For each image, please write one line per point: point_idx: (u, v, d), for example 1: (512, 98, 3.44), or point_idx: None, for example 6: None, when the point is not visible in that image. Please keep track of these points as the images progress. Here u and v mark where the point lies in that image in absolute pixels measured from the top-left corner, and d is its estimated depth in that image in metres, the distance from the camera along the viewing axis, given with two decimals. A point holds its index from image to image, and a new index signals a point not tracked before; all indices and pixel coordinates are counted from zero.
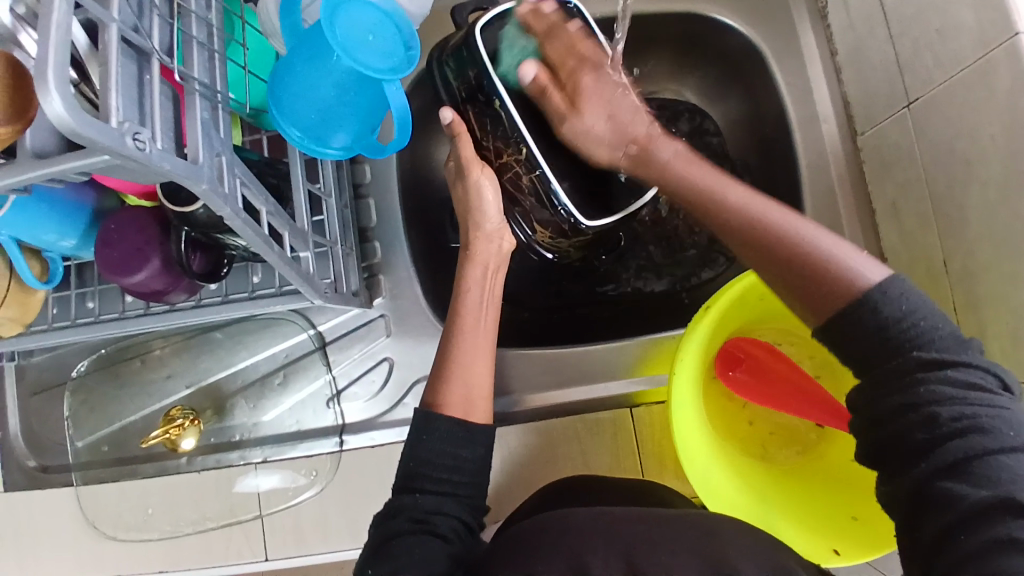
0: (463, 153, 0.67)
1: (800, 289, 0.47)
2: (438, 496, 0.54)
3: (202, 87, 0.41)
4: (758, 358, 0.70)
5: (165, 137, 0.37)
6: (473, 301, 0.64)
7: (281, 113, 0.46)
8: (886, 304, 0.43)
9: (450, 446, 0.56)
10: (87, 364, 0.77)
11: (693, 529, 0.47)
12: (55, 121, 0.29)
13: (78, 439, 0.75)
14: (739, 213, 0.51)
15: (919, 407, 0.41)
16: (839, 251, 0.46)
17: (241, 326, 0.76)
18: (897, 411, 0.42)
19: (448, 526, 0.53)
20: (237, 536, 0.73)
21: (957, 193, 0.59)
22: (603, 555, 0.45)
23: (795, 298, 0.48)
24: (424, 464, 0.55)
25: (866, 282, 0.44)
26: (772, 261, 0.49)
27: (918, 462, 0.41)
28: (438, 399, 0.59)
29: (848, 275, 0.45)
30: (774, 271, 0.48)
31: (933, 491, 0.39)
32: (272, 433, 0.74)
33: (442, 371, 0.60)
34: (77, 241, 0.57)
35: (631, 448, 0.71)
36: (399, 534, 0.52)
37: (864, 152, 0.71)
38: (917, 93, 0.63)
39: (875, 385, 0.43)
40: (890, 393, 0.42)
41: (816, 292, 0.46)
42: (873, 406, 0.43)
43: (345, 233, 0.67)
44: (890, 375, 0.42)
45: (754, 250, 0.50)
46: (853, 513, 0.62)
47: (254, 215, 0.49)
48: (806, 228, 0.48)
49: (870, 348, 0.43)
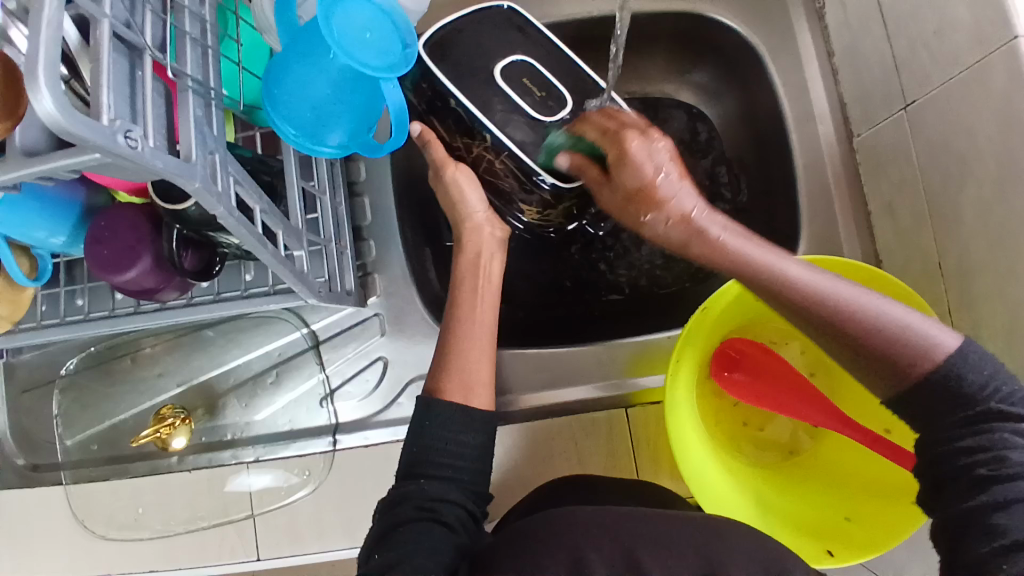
0: (436, 155, 0.68)
1: (875, 367, 0.45)
2: (444, 482, 0.54)
3: (196, 84, 0.40)
4: (750, 356, 0.71)
5: (158, 135, 0.36)
6: (469, 298, 0.65)
7: (275, 110, 0.45)
8: (966, 370, 0.43)
9: (451, 432, 0.56)
10: (77, 361, 0.76)
11: (693, 530, 0.46)
12: (46, 119, 0.28)
13: (67, 438, 0.75)
14: (809, 301, 0.46)
15: (984, 450, 0.42)
16: (914, 321, 0.44)
17: (233, 324, 0.75)
18: (959, 452, 0.43)
19: (453, 513, 0.52)
20: (230, 535, 0.73)
21: (952, 192, 0.60)
22: (604, 553, 0.44)
23: (867, 374, 0.46)
24: (428, 451, 0.55)
25: (947, 350, 0.44)
26: (848, 346, 0.46)
27: (977, 493, 0.42)
28: (437, 385, 0.59)
29: (925, 348, 0.44)
30: (845, 353, 0.46)
31: (982, 519, 0.41)
32: (266, 432, 0.74)
33: (441, 364, 0.61)
34: (67, 238, 0.56)
35: (627, 448, 0.71)
36: (405, 520, 0.51)
37: (860, 153, 0.71)
38: (914, 94, 0.63)
39: (935, 431, 0.44)
40: (958, 433, 0.43)
41: (892, 368, 0.45)
42: (939, 445, 0.44)
43: (339, 231, 0.66)
44: (955, 419, 0.44)
45: (829, 335, 0.46)
46: (847, 514, 0.63)
47: (247, 212, 0.49)
48: (876, 302, 0.45)
49: (932, 409, 0.44)
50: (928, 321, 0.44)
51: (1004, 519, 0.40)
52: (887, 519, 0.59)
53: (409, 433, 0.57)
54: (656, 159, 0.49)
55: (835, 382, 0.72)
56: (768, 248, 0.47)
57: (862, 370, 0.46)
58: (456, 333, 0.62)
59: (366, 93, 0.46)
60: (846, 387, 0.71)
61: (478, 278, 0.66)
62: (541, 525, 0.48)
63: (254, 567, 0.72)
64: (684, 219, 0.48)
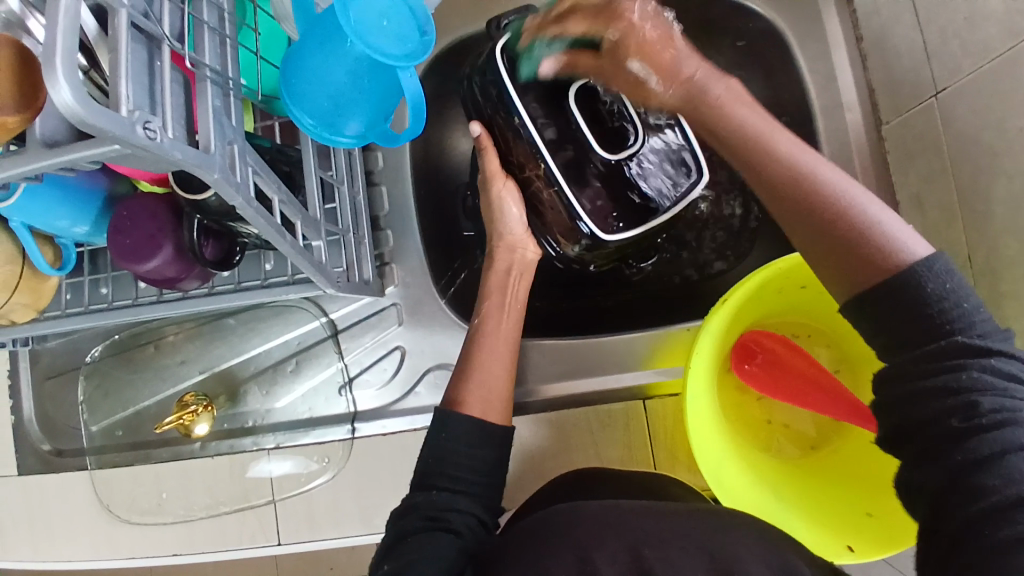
0: (489, 166, 0.67)
1: (834, 253, 0.45)
2: (455, 494, 0.54)
3: (213, 74, 0.40)
4: (777, 352, 0.69)
5: (176, 126, 0.36)
6: (493, 308, 0.65)
7: (295, 101, 0.46)
8: (928, 282, 0.42)
9: (467, 445, 0.56)
10: (102, 348, 0.77)
11: (708, 527, 0.46)
12: (63, 110, 0.28)
13: (93, 423, 0.77)
14: (793, 174, 0.48)
15: (959, 392, 0.40)
16: (881, 218, 0.45)
17: (254, 312, 0.76)
18: (933, 395, 0.41)
19: (462, 521, 0.53)
20: (251, 519, 0.74)
21: (982, 187, 0.58)
22: (610, 551, 0.44)
23: (827, 267, 0.46)
24: (438, 463, 0.55)
25: (910, 256, 0.43)
26: (818, 234, 0.46)
27: (954, 446, 0.39)
28: (457, 397, 0.59)
29: (886, 244, 0.44)
30: (812, 237, 0.47)
31: (965, 478, 0.39)
32: (285, 419, 0.74)
33: (463, 373, 0.61)
34: (90, 227, 0.57)
35: (643, 440, 0.70)
36: (412, 531, 0.52)
37: (889, 141, 0.69)
38: (945, 82, 0.61)
39: (897, 360, 0.43)
40: (923, 375, 0.42)
41: (850, 257, 0.45)
42: (904, 379, 0.43)
43: (356, 221, 0.66)
44: (924, 354, 0.42)
45: (793, 200, 0.47)
46: (866, 509, 0.62)
47: (265, 203, 0.49)
48: (854, 191, 0.46)
49: (896, 327, 0.43)
50: (902, 228, 0.44)
51: (989, 479, 0.38)
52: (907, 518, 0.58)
53: (425, 442, 0.57)
54: (647, 24, 0.54)
55: (861, 378, 0.70)
56: (771, 122, 0.52)
57: (819, 262, 0.47)
58: (479, 344, 0.63)
59: (383, 82, 0.45)
60: (871, 383, 0.69)
61: (498, 284, 0.67)
62: (552, 521, 0.48)
63: (273, 552, 0.73)
64: (674, 84, 0.54)
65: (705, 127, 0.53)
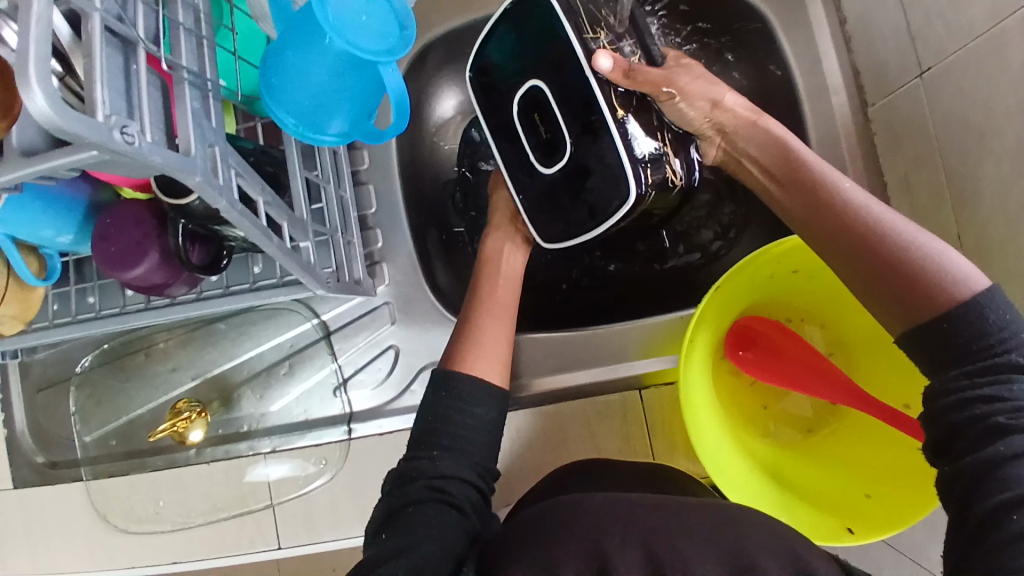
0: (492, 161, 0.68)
1: (889, 283, 0.48)
2: (459, 458, 0.54)
3: (192, 76, 0.39)
4: (768, 337, 0.70)
5: (156, 130, 0.36)
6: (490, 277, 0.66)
7: (273, 99, 0.45)
8: (989, 312, 0.44)
9: (465, 405, 0.56)
10: (91, 358, 0.76)
11: (707, 517, 0.46)
12: (38, 118, 0.28)
13: (86, 434, 0.76)
14: (851, 209, 0.51)
15: (1000, 400, 0.42)
16: (940, 248, 0.48)
17: (244, 317, 0.75)
18: (969, 401, 0.43)
19: (464, 495, 0.53)
20: (249, 525, 0.73)
21: (971, 167, 0.58)
22: (618, 541, 0.44)
23: (882, 298, 0.49)
24: (430, 432, 0.55)
25: (971, 288, 0.45)
26: (871, 269, 0.49)
27: (996, 443, 0.41)
28: (455, 357, 0.60)
29: (955, 280, 0.46)
30: (864, 272, 0.50)
31: (995, 470, 0.41)
32: (281, 423, 0.74)
33: (459, 342, 0.61)
34: (74, 236, 0.56)
35: (641, 429, 0.70)
36: (416, 500, 0.52)
37: (876, 124, 0.69)
38: (930, 62, 0.61)
39: (941, 378, 0.45)
40: (971, 386, 0.43)
41: (906, 287, 0.47)
42: (948, 393, 0.44)
43: (346, 223, 0.66)
44: (970, 366, 0.44)
45: (846, 238, 0.51)
46: (866, 490, 0.63)
47: (251, 206, 0.48)
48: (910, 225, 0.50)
49: (947, 350, 0.45)
50: (964, 261, 0.47)
51: (1015, 471, 0.40)
52: (907, 494, 0.59)
53: (425, 400, 0.57)
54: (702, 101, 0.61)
55: (857, 361, 0.70)
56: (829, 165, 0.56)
57: (873, 288, 0.50)
58: (476, 316, 0.63)
59: (366, 79, 0.45)
60: (866, 365, 0.69)
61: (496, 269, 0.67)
62: (548, 515, 0.48)
63: (273, 556, 0.72)
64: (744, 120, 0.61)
65: (762, 159, 0.59)
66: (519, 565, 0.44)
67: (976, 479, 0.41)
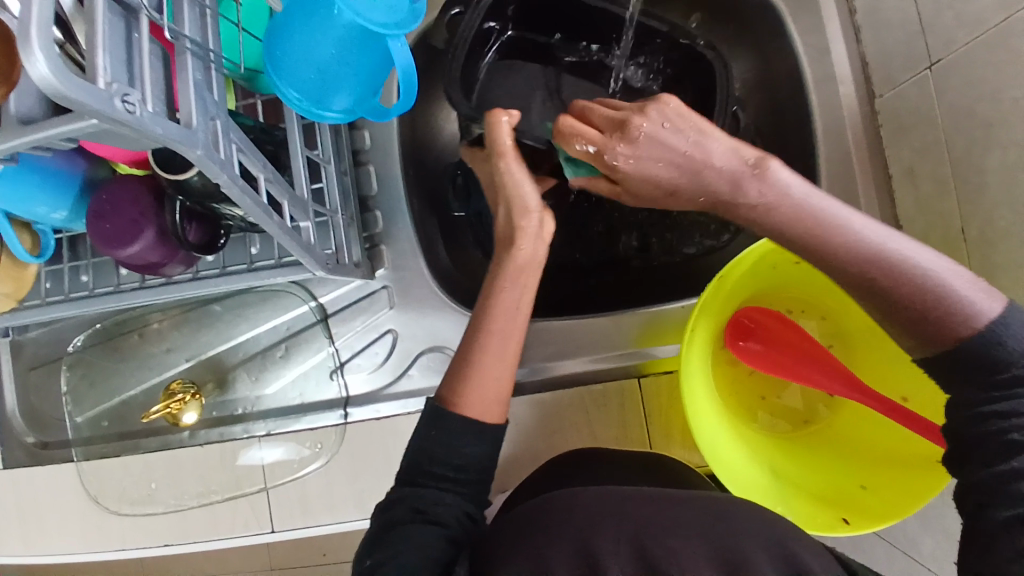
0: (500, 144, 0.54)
1: (907, 325, 0.46)
2: (456, 492, 0.51)
3: (194, 46, 0.38)
4: (769, 329, 0.70)
5: (157, 101, 0.35)
6: (506, 303, 0.54)
7: (280, 75, 0.44)
8: (1004, 335, 0.43)
9: (453, 443, 0.51)
10: (84, 338, 0.76)
11: (702, 511, 0.46)
12: (39, 83, 0.27)
13: (78, 414, 0.76)
14: (858, 249, 0.46)
15: (1014, 416, 0.43)
16: (959, 284, 0.44)
17: (240, 298, 0.75)
18: (986, 416, 0.44)
19: (450, 514, 0.50)
20: (243, 507, 0.71)
21: (976, 158, 0.58)
22: (613, 538, 0.44)
23: (903, 333, 0.47)
24: (426, 457, 0.51)
25: (993, 311, 0.44)
26: (888, 302, 0.46)
27: (1008, 459, 0.42)
28: (453, 395, 0.53)
29: (975, 309, 0.44)
30: (883, 303, 0.46)
31: (1004, 484, 0.42)
32: (275, 406, 0.73)
33: (458, 374, 0.54)
34: (67, 212, 0.55)
35: (638, 417, 0.70)
36: (398, 523, 0.49)
37: (882, 115, 0.69)
38: (940, 54, 0.60)
39: (963, 392, 0.45)
40: (992, 399, 0.44)
41: (923, 329, 0.45)
42: (970, 408, 0.45)
43: (345, 202, 0.65)
44: (993, 380, 0.44)
45: (862, 278, 0.46)
46: (862, 482, 0.63)
47: (251, 181, 0.47)
48: (928, 259, 0.45)
49: (959, 372, 0.45)
50: (981, 285, 0.44)
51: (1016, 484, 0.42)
52: (902, 488, 0.59)
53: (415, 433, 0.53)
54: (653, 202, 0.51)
55: (854, 352, 0.71)
56: (834, 202, 0.47)
57: (893, 326, 0.47)
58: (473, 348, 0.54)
59: (372, 53, 0.44)
60: (865, 356, 0.69)
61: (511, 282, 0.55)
62: (546, 506, 0.47)
63: (267, 539, 0.70)
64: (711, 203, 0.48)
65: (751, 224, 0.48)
66: (514, 560, 0.43)
67: (987, 492, 0.43)
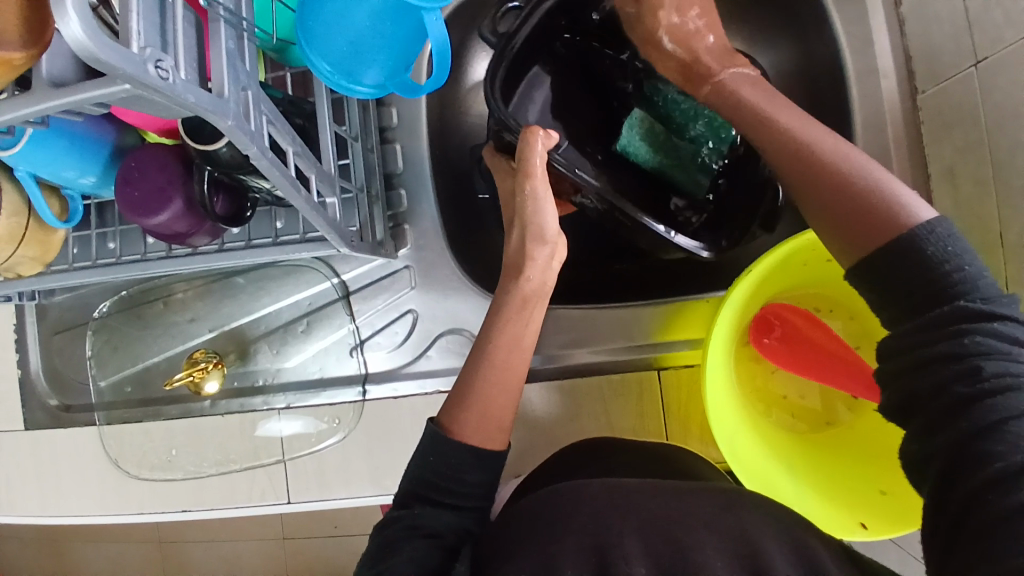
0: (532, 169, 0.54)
1: (834, 217, 0.45)
2: (457, 512, 0.50)
3: (227, 14, 0.37)
4: (794, 325, 0.68)
5: (190, 68, 0.34)
6: (507, 339, 0.53)
7: (310, 45, 0.43)
8: (929, 243, 0.40)
9: (455, 471, 0.50)
10: (109, 305, 0.77)
11: (718, 510, 0.45)
12: (72, 44, 0.27)
13: (101, 378, 0.77)
14: (788, 137, 0.49)
15: (957, 355, 0.38)
16: (886, 183, 0.44)
17: (264, 272, 0.75)
18: (931, 362, 0.39)
19: (447, 525, 0.49)
20: (261, 478, 0.72)
21: (1020, 161, 0.55)
22: (622, 534, 0.42)
23: (834, 236, 0.45)
24: (427, 484, 0.50)
25: (914, 218, 0.41)
26: (816, 196, 0.46)
27: (960, 416, 0.36)
28: (453, 421, 0.52)
29: (893, 205, 0.42)
30: (813, 201, 0.46)
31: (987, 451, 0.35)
32: (295, 379, 0.74)
33: (462, 397, 0.52)
34: (96, 178, 0.55)
35: (655, 409, 0.69)
36: (395, 541, 0.47)
37: (923, 112, 0.66)
38: (985, 53, 0.58)
39: (900, 331, 0.41)
40: (933, 341, 0.39)
41: (853, 216, 0.44)
42: (915, 348, 0.40)
43: (371, 180, 0.65)
44: (931, 319, 0.39)
45: (794, 170, 0.48)
46: (881, 487, 0.61)
47: (280, 154, 0.47)
48: (859, 157, 0.46)
49: (905, 295, 0.41)
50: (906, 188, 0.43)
51: (995, 446, 0.35)
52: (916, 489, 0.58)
53: (416, 461, 0.52)
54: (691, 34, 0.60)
55: None
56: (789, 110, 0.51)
57: (825, 231, 0.46)
58: (484, 357, 0.53)
59: (407, 26, 0.43)
60: None
61: (515, 312, 0.54)
62: (558, 499, 0.47)
63: (283, 510, 0.71)
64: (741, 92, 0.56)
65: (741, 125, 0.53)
66: (525, 549, 0.43)
67: None
